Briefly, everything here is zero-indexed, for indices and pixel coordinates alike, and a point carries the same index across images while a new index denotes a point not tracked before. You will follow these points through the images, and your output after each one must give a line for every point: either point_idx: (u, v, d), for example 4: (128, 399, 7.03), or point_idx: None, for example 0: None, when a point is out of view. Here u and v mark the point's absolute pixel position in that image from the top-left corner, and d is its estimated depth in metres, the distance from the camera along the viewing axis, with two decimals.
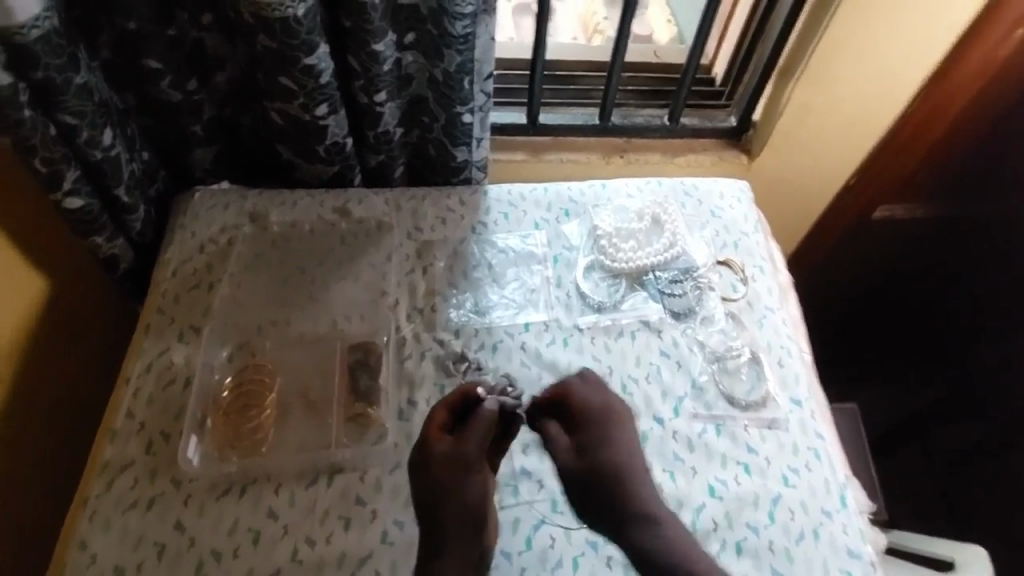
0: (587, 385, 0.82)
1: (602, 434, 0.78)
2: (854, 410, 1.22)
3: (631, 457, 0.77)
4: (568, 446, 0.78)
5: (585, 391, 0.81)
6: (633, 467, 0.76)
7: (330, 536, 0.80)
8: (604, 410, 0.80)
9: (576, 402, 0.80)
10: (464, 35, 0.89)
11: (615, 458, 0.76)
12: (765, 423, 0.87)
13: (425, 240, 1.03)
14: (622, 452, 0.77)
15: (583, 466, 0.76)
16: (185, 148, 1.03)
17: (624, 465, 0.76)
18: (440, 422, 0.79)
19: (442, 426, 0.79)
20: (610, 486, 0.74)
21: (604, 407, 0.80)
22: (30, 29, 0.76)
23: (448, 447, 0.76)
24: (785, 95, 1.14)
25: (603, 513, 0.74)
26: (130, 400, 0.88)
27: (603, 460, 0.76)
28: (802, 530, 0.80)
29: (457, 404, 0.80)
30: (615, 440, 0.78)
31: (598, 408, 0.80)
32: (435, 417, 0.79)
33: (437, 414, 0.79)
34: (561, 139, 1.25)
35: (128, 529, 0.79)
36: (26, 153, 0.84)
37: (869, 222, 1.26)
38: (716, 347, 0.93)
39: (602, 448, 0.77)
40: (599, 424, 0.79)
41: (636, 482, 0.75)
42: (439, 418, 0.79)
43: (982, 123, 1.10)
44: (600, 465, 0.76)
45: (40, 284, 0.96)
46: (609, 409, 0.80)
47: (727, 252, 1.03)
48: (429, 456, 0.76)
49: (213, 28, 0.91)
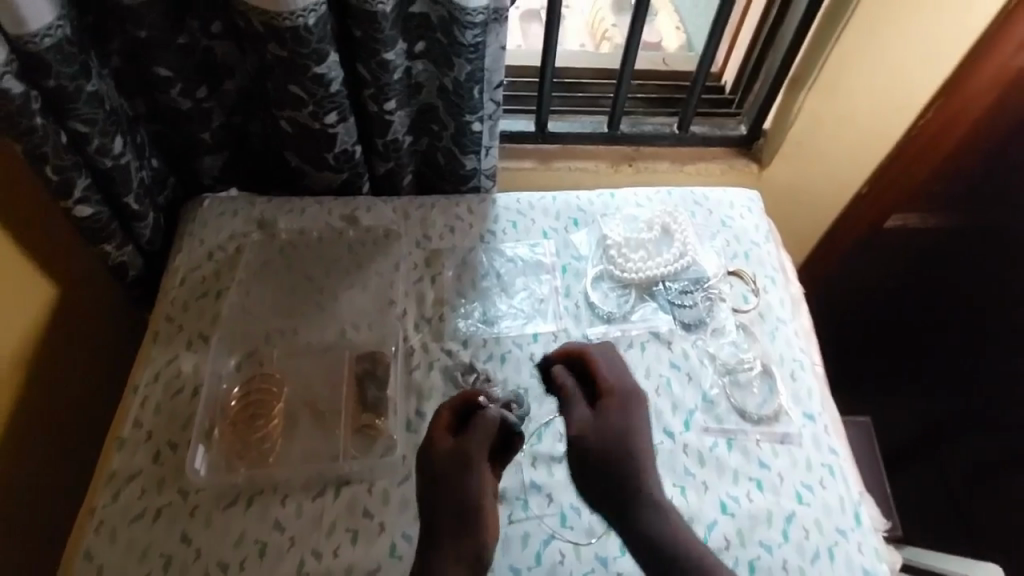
0: (607, 361, 0.83)
1: (617, 406, 0.78)
2: (867, 422, 1.22)
3: (644, 432, 0.77)
4: (584, 411, 0.78)
5: (605, 364, 0.83)
6: (640, 442, 0.76)
7: (337, 548, 0.79)
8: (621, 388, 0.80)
9: (597, 376, 0.81)
10: (474, 44, 0.89)
11: (625, 429, 0.76)
12: (778, 438, 0.87)
13: (434, 249, 1.02)
14: (635, 423, 0.77)
15: (598, 429, 0.76)
16: (194, 155, 1.03)
17: (635, 437, 0.76)
18: (446, 424, 0.78)
19: (448, 426, 0.78)
20: (619, 456, 0.74)
21: (624, 388, 0.80)
22: (42, 39, 0.76)
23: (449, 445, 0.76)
24: (796, 104, 1.18)
25: (607, 486, 0.74)
26: (138, 408, 0.87)
27: (616, 427, 0.76)
28: (816, 548, 0.79)
29: (460, 407, 0.79)
30: (631, 417, 0.78)
31: (619, 389, 0.80)
32: (441, 415, 0.78)
33: (444, 415, 0.79)
34: (570, 146, 1.25)
35: (135, 539, 0.79)
36: (36, 161, 0.83)
37: (882, 230, 1.25)
38: (728, 360, 0.93)
39: (617, 420, 0.77)
40: (616, 399, 0.79)
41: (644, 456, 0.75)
42: (445, 420, 0.78)
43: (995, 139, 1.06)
44: (614, 434, 0.76)
45: (49, 291, 0.96)
46: (627, 388, 0.81)
47: (738, 262, 1.02)
48: (431, 451, 0.76)
49: (223, 36, 0.91)
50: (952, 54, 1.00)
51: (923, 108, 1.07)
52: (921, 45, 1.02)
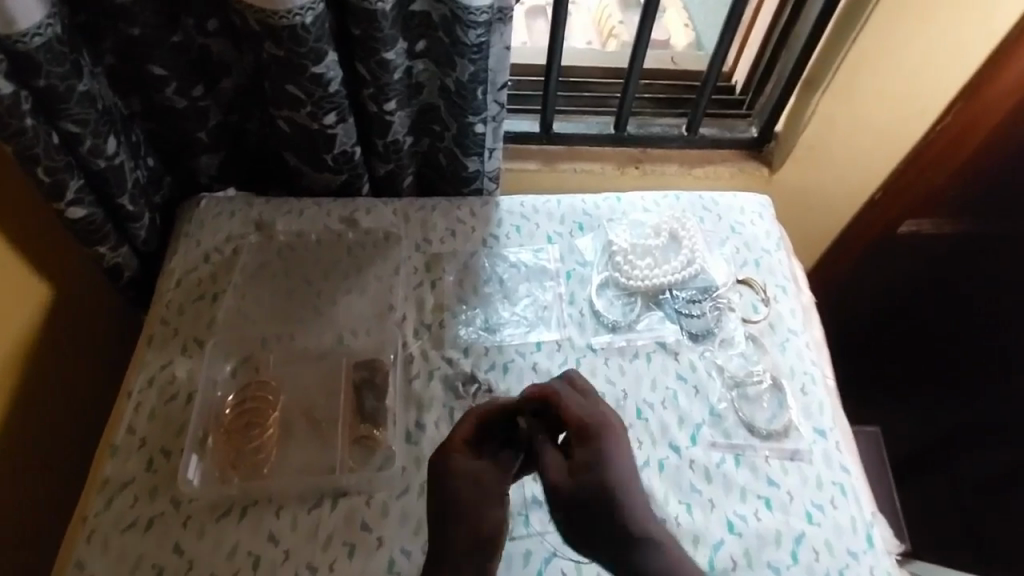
0: (579, 394, 0.72)
1: (592, 447, 0.68)
2: (877, 433, 1.19)
3: (625, 480, 0.65)
4: (557, 462, 0.68)
5: (574, 401, 0.71)
6: (626, 485, 0.65)
7: (332, 563, 0.76)
8: (597, 420, 0.69)
9: (566, 417, 0.70)
10: (477, 44, 0.86)
11: (603, 476, 0.65)
12: (788, 455, 0.84)
13: (435, 253, 1.00)
14: (614, 471, 0.65)
15: (575, 484, 0.65)
16: (190, 155, 1.00)
17: (615, 484, 0.65)
18: (465, 435, 0.71)
19: (465, 438, 0.71)
20: (602, 510, 0.63)
21: (598, 422, 0.69)
22: (32, 37, 0.73)
23: (464, 466, 0.69)
24: (809, 107, 1.14)
25: (596, 534, 0.64)
26: (131, 414, 0.85)
27: (596, 481, 0.65)
28: (826, 571, 0.76)
29: (488, 416, 0.72)
30: (609, 456, 0.67)
31: (591, 424, 0.69)
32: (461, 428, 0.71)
33: (462, 425, 0.72)
34: (576, 148, 1.22)
35: (126, 550, 0.76)
36: (27, 162, 0.81)
37: (895, 237, 1.23)
38: (736, 372, 0.90)
39: (594, 463, 0.66)
40: (588, 441, 0.68)
41: (631, 509, 0.64)
42: (463, 431, 0.71)
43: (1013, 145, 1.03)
44: (592, 480, 0.65)
45: (43, 294, 0.94)
46: (604, 421, 0.69)
47: (747, 270, 0.99)
48: (445, 468, 0.69)
49: (219, 34, 0.88)
50: (971, 57, 0.98)
51: (944, 110, 1.05)
52: (940, 47, 0.99)
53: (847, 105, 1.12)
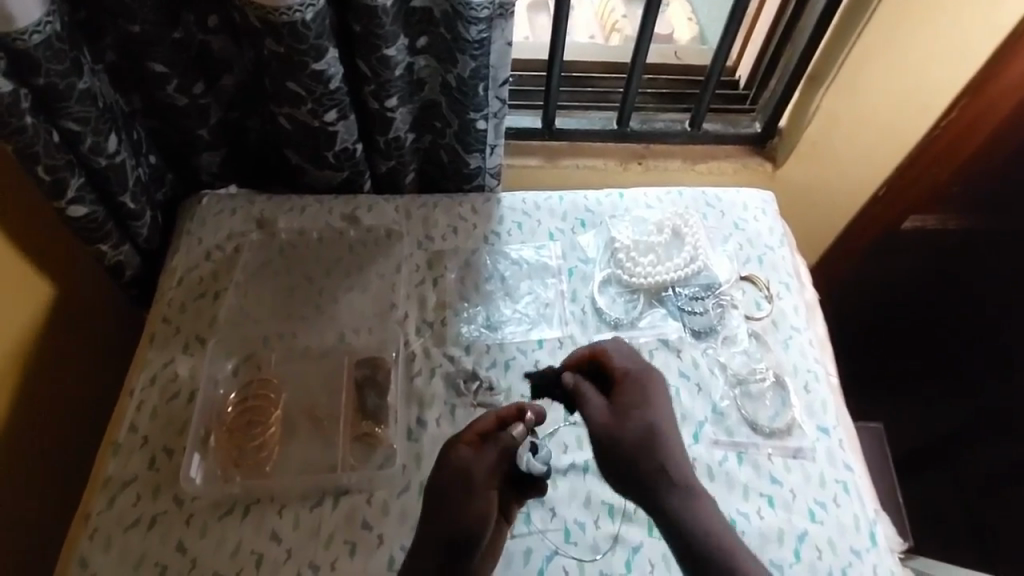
0: (620, 351, 0.75)
1: (633, 396, 0.70)
2: (881, 429, 1.19)
3: (669, 422, 0.69)
4: (602, 407, 0.70)
5: (618, 356, 0.75)
6: (666, 433, 0.67)
7: (334, 561, 0.76)
8: (637, 372, 0.72)
9: (610, 367, 0.74)
10: (478, 40, 0.85)
11: (646, 418, 0.68)
12: (791, 453, 0.84)
13: (437, 250, 0.99)
14: (659, 414, 0.69)
15: (619, 425, 0.67)
16: (192, 152, 1.00)
17: (660, 430, 0.67)
18: (480, 428, 0.68)
19: (480, 431, 0.68)
20: (642, 453, 0.65)
21: (638, 368, 0.73)
22: (31, 35, 0.73)
23: (457, 456, 0.65)
24: (812, 103, 1.16)
25: (632, 475, 0.65)
26: (133, 413, 0.85)
27: (643, 421, 0.67)
28: (828, 569, 0.76)
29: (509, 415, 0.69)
30: (652, 402, 0.69)
31: (632, 372, 0.72)
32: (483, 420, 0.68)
33: (481, 419, 0.68)
34: (579, 144, 1.21)
35: (129, 548, 0.76)
36: (28, 160, 0.81)
37: (899, 233, 1.20)
38: (739, 370, 0.90)
39: (638, 409, 0.69)
40: (632, 387, 0.71)
41: (674, 449, 0.66)
42: (483, 424, 0.68)
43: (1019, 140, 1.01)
44: (640, 422, 0.67)
45: (44, 291, 0.94)
46: (643, 373, 0.72)
47: (751, 267, 0.99)
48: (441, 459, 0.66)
49: (220, 31, 0.88)
50: (979, 50, 0.95)
51: (948, 106, 1.01)
52: (945, 41, 0.98)
53: (852, 100, 1.11)
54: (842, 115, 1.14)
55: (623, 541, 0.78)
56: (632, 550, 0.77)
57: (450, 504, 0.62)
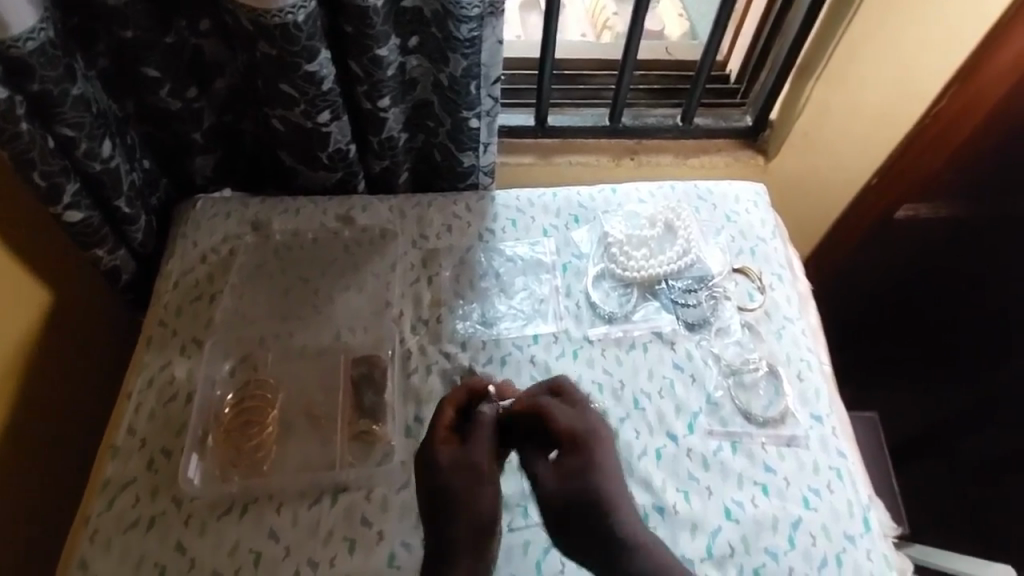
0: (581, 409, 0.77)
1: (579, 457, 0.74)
2: (874, 418, 1.19)
3: (612, 480, 0.73)
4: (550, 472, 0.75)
5: (561, 414, 0.77)
6: (609, 492, 0.72)
7: (333, 558, 0.77)
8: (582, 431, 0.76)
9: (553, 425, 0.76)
10: (469, 38, 0.86)
11: (588, 482, 0.73)
12: (784, 441, 0.84)
13: (431, 248, 1.00)
14: (603, 477, 0.73)
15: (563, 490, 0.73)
16: (185, 156, 1.01)
17: (604, 491, 0.72)
18: (448, 422, 0.77)
19: (449, 425, 0.77)
20: (587, 513, 0.71)
21: (582, 430, 0.76)
22: (25, 42, 0.74)
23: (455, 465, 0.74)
24: (805, 90, 1.13)
25: (585, 538, 0.71)
26: (132, 415, 0.86)
27: (587, 488, 0.72)
28: (824, 555, 0.77)
29: (463, 400, 0.79)
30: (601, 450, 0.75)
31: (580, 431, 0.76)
32: (443, 415, 0.77)
33: (444, 412, 0.78)
34: (571, 140, 1.22)
35: (129, 549, 0.77)
36: (23, 166, 0.81)
37: (890, 223, 1.22)
38: (732, 360, 0.90)
39: (581, 469, 0.74)
40: (581, 450, 0.75)
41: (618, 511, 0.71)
42: (445, 418, 0.77)
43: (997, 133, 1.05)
44: (588, 463, 0.74)
45: (41, 297, 0.94)
46: (587, 432, 0.76)
47: (743, 259, 0.99)
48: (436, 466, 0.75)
49: (212, 34, 0.89)
50: (969, 35, 0.97)
51: (939, 94, 1.04)
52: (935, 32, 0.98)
53: (838, 95, 1.11)
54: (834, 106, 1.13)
55: None
56: None
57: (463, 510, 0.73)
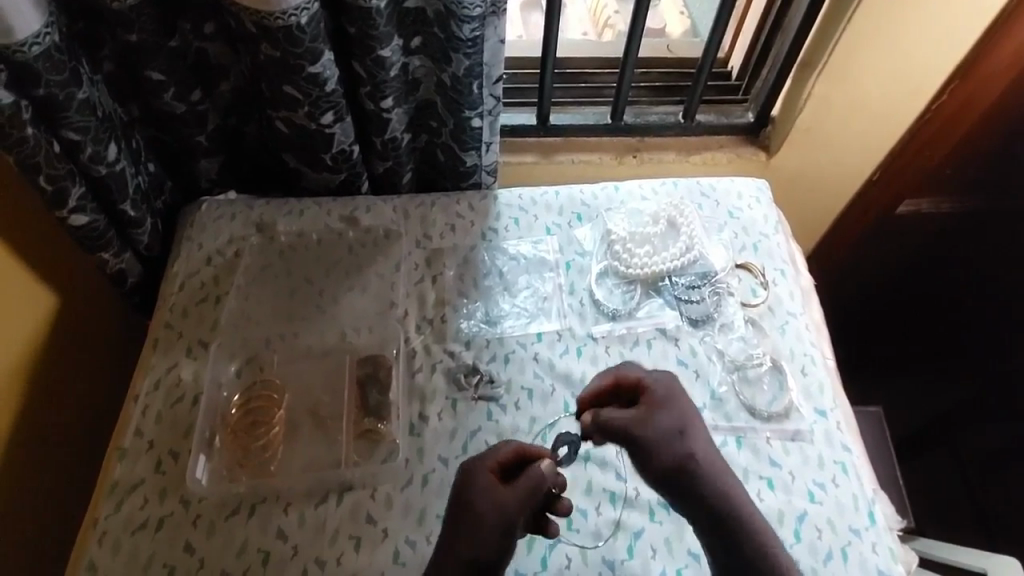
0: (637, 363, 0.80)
1: (658, 399, 0.74)
2: (878, 413, 1.23)
3: (691, 421, 0.73)
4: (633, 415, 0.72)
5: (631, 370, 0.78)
6: (695, 434, 0.71)
7: (340, 557, 0.78)
8: (650, 379, 0.76)
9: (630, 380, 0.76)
10: (472, 38, 0.86)
11: (677, 422, 0.72)
12: (789, 436, 0.85)
13: (435, 248, 1.01)
14: (686, 419, 0.73)
15: (653, 429, 0.70)
16: (190, 159, 1.01)
17: (691, 434, 0.71)
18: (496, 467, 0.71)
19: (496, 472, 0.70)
20: (681, 449, 0.69)
21: (652, 379, 0.76)
22: (31, 47, 0.74)
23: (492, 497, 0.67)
24: (806, 88, 1.13)
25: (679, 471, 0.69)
26: (139, 418, 0.86)
27: (677, 430, 0.71)
28: (829, 549, 0.77)
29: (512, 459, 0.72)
30: (678, 406, 0.74)
31: (653, 378, 0.77)
32: (496, 455, 0.71)
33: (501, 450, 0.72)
34: (574, 139, 1.22)
35: (137, 550, 0.78)
36: (30, 171, 0.82)
37: (894, 216, 1.22)
38: (737, 356, 0.91)
39: (665, 411, 0.72)
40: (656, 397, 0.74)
41: (705, 454, 0.70)
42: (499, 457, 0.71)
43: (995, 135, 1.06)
44: (671, 420, 0.71)
45: (47, 301, 0.95)
46: (656, 380, 0.76)
47: (746, 255, 0.99)
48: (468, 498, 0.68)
49: (216, 37, 0.90)
50: (969, 27, 0.96)
51: (940, 89, 1.04)
52: (934, 30, 0.98)
53: (843, 91, 1.11)
54: (834, 103, 1.13)
55: (624, 527, 0.79)
56: (633, 534, 0.78)
57: (467, 519, 0.66)
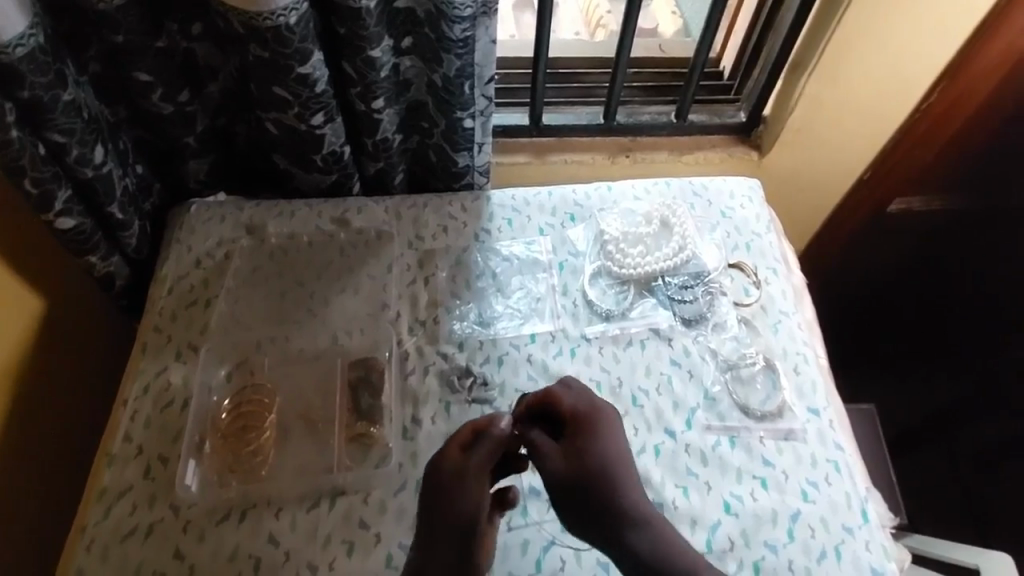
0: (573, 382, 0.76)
1: (590, 429, 0.71)
2: (871, 410, 1.22)
3: (622, 453, 0.70)
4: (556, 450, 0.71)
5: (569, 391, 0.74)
6: (622, 469, 0.69)
7: (332, 562, 0.77)
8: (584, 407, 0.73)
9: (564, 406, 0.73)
10: (463, 38, 0.85)
11: (603, 457, 0.69)
12: (782, 435, 0.84)
13: (427, 249, 1.00)
14: (613, 450, 0.70)
15: (574, 466, 0.69)
16: (178, 161, 1.00)
17: (615, 469, 0.69)
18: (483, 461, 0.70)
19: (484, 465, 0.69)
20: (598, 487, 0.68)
21: (589, 406, 0.73)
22: (15, 48, 0.73)
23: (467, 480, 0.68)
24: (795, 91, 1.16)
25: (595, 515, 0.67)
26: (128, 422, 0.85)
27: (598, 467, 0.68)
28: (822, 548, 0.77)
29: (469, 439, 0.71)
30: (605, 441, 0.71)
31: (582, 408, 0.73)
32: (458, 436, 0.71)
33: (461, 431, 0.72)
34: (567, 139, 1.22)
35: (126, 557, 0.77)
36: (15, 173, 0.81)
37: (885, 216, 1.23)
38: (729, 355, 0.91)
39: (591, 446, 0.70)
40: (587, 428, 0.71)
41: (629, 491, 0.68)
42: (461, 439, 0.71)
43: (984, 136, 1.06)
44: (584, 465, 0.68)
45: (34, 306, 0.94)
46: (593, 406, 0.73)
47: (739, 254, 0.99)
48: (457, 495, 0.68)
49: (204, 38, 0.89)
50: (962, 25, 0.95)
51: (930, 87, 1.03)
52: (925, 29, 0.99)
53: (835, 93, 1.12)
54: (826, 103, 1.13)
55: None
56: None
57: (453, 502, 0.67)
